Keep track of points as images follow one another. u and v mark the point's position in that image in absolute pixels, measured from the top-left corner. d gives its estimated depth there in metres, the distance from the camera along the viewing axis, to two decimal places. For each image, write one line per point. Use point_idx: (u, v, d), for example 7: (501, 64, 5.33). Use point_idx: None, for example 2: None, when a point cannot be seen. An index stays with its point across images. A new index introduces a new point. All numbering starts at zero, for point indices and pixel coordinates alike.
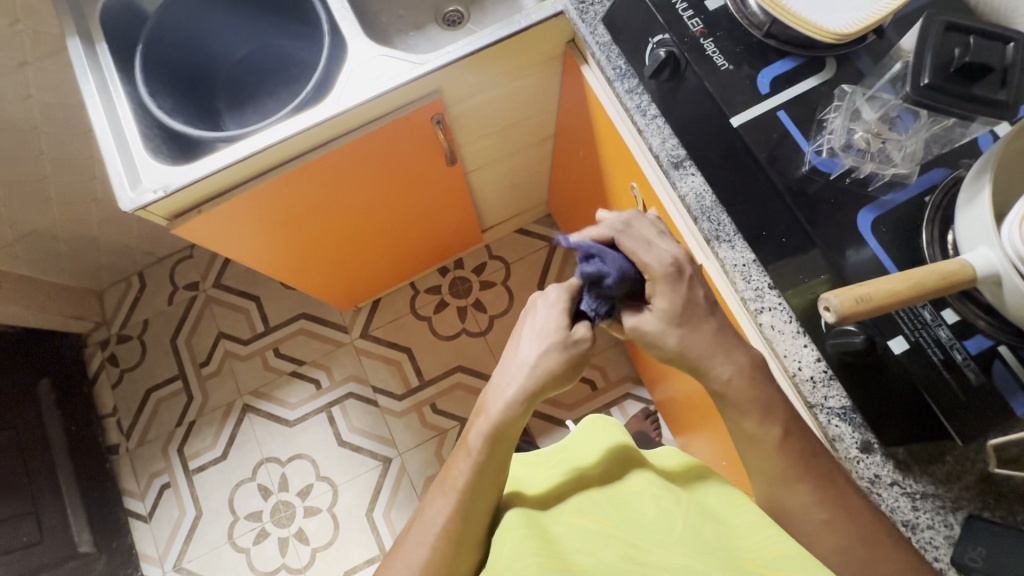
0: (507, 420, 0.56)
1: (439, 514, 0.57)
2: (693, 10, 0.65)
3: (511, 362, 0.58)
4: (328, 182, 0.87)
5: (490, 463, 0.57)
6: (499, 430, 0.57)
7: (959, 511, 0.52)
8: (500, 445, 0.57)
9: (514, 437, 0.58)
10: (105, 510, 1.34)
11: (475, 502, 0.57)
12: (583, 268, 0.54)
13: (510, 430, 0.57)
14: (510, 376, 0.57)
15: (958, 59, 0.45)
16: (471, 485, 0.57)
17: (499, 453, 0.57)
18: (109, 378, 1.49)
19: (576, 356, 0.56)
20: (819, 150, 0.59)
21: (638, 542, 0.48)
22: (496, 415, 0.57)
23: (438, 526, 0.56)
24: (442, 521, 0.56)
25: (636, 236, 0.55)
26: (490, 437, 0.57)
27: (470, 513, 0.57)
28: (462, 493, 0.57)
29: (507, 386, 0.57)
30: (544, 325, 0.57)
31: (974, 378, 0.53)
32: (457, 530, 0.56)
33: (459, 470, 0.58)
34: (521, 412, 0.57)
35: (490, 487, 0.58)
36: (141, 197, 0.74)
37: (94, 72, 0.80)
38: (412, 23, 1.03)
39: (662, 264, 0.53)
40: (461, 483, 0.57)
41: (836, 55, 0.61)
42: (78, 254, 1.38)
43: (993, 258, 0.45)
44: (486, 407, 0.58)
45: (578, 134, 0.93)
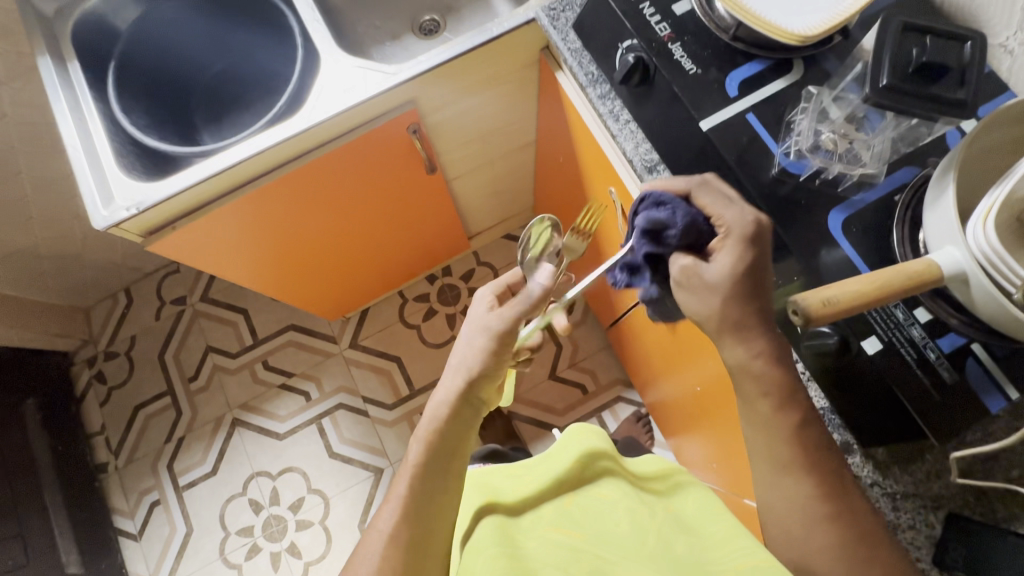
0: (447, 413, 0.58)
1: (385, 520, 0.55)
2: (660, 15, 0.66)
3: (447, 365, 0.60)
4: (306, 195, 0.86)
5: (433, 464, 0.57)
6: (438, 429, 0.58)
7: (940, 510, 0.52)
8: (440, 445, 0.58)
9: (454, 437, 0.58)
10: (94, 529, 1.32)
11: (421, 508, 0.55)
12: (651, 211, 0.53)
13: (447, 428, 0.58)
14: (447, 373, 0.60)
15: (915, 60, 0.46)
16: (414, 490, 0.56)
17: (441, 454, 0.57)
18: (96, 396, 1.47)
19: (509, 344, 0.58)
20: (788, 152, 0.59)
21: (608, 555, 0.49)
22: (433, 415, 0.59)
23: (385, 532, 0.55)
24: (390, 527, 0.55)
25: (716, 193, 0.53)
26: (430, 436, 0.58)
27: (417, 518, 0.55)
28: (405, 498, 0.56)
29: (442, 386, 0.59)
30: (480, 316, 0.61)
31: (948, 377, 0.52)
32: (404, 537, 0.54)
33: (402, 478, 0.57)
34: (456, 408, 0.58)
35: (436, 490, 0.56)
36: (114, 215, 0.73)
37: (66, 90, 0.80)
38: (390, 33, 1.03)
39: (742, 220, 0.51)
40: (403, 489, 0.56)
41: (803, 57, 0.62)
42: (62, 272, 1.37)
43: (959, 257, 0.45)
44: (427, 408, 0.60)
45: (556, 139, 0.93)
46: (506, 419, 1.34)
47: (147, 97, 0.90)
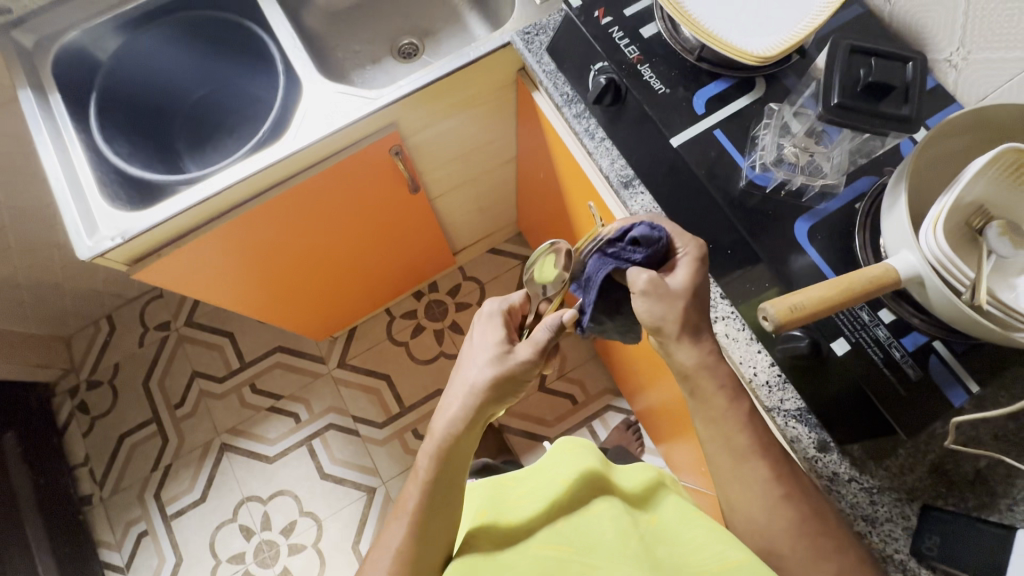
0: (454, 439, 0.57)
1: (395, 536, 0.57)
2: (629, 39, 0.69)
3: (458, 377, 0.59)
4: (292, 219, 0.87)
5: (443, 483, 0.57)
6: (448, 450, 0.57)
7: (914, 502, 0.54)
8: (451, 464, 0.58)
9: (465, 456, 0.58)
10: (80, 564, 1.29)
11: (430, 525, 0.57)
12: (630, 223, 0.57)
13: (457, 449, 0.57)
14: (455, 395, 0.58)
15: (863, 79, 0.49)
16: (423, 506, 0.57)
17: (451, 472, 0.57)
18: (79, 427, 1.45)
19: (517, 371, 0.56)
20: (754, 165, 0.62)
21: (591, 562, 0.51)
22: (443, 434, 0.57)
23: (392, 548, 0.56)
24: (396, 544, 0.56)
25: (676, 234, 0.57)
26: (440, 456, 0.57)
27: (426, 535, 0.56)
28: (414, 516, 0.57)
29: (454, 404, 0.57)
30: (484, 339, 0.59)
31: (913, 374, 0.55)
32: (409, 555, 0.56)
33: (411, 492, 0.58)
34: (470, 428, 0.57)
35: (445, 507, 0.57)
36: (99, 244, 0.73)
37: (48, 122, 0.80)
38: (369, 57, 1.05)
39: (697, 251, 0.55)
40: (413, 505, 0.57)
41: (765, 75, 0.65)
42: (43, 301, 1.36)
43: (914, 261, 0.48)
44: (434, 428, 0.59)
45: (536, 156, 0.96)
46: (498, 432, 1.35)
47: (129, 125, 0.91)
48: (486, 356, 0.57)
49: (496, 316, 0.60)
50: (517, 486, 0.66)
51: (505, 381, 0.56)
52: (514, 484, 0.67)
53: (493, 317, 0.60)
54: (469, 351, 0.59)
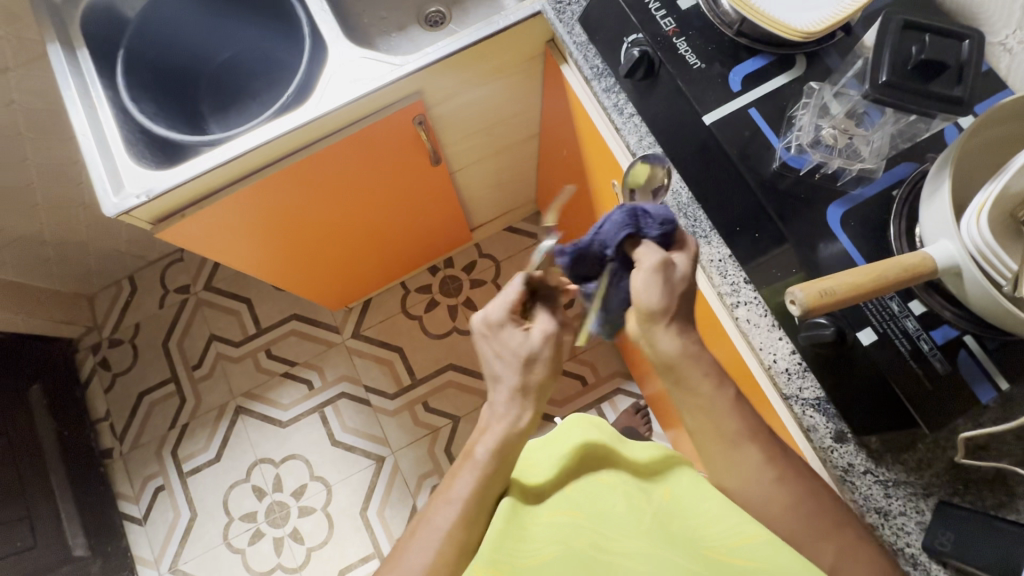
0: (520, 432, 0.56)
1: (443, 521, 0.54)
2: (666, 10, 0.67)
3: (507, 367, 0.56)
4: (313, 185, 0.87)
5: (498, 473, 0.56)
6: (506, 444, 0.56)
7: (930, 498, 0.53)
8: (507, 455, 0.56)
9: (519, 449, 0.57)
10: (100, 513, 1.34)
11: (481, 511, 0.56)
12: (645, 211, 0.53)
13: (515, 443, 0.56)
14: (513, 389, 0.56)
15: (915, 57, 0.47)
16: (476, 494, 0.55)
17: (506, 464, 0.56)
18: (101, 382, 1.49)
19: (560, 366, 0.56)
20: (789, 146, 0.60)
21: (607, 532, 0.50)
22: (500, 427, 0.56)
23: (441, 531, 0.54)
24: (447, 527, 0.54)
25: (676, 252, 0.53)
26: (499, 450, 0.55)
27: (478, 522, 0.55)
28: (466, 505, 0.55)
29: (504, 397, 0.56)
30: (516, 340, 0.55)
31: (941, 368, 0.54)
32: (460, 540, 0.54)
33: (461, 481, 0.56)
34: (527, 422, 0.56)
35: (495, 495, 0.57)
36: (124, 202, 0.74)
37: (77, 78, 0.81)
38: (395, 24, 1.03)
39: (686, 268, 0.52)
40: (465, 495, 0.55)
41: (805, 52, 0.63)
42: (68, 259, 1.38)
43: (953, 250, 0.47)
44: (493, 419, 0.57)
45: (559, 131, 0.94)
46: None
47: (155, 85, 0.91)
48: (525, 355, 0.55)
49: (506, 321, 0.56)
50: (528, 454, 0.67)
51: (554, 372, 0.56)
52: (526, 452, 0.68)
53: (503, 321, 0.56)
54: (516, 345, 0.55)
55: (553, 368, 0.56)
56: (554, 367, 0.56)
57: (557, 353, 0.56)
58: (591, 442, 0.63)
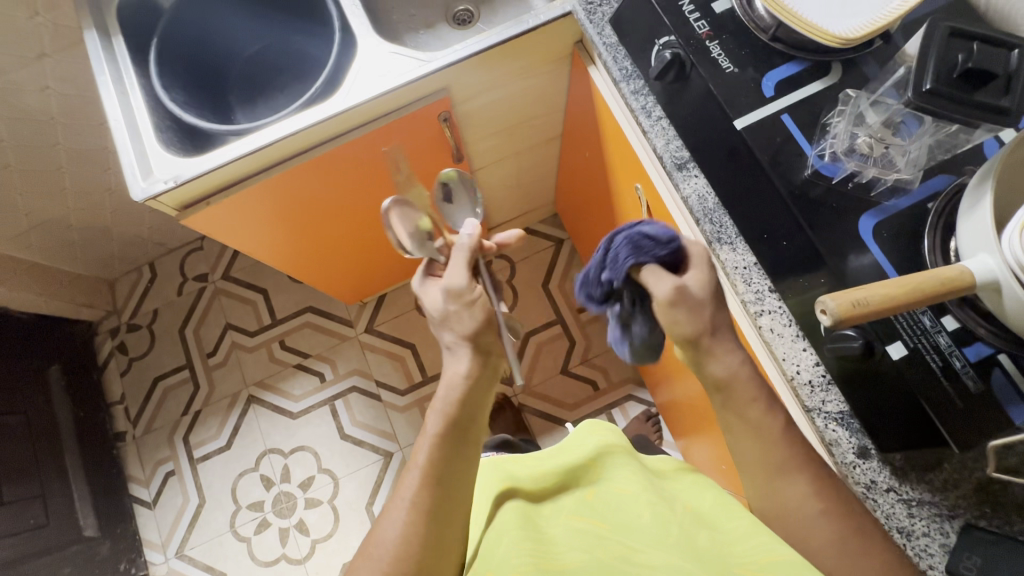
0: (466, 394, 0.55)
1: (407, 490, 0.54)
2: (699, 13, 0.66)
3: (447, 335, 0.57)
4: (337, 177, 0.88)
5: (456, 438, 0.55)
6: (456, 405, 0.55)
7: (956, 519, 0.51)
8: (461, 418, 0.56)
9: (472, 412, 0.56)
10: (111, 495, 1.36)
11: (442, 480, 0.55)
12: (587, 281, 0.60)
13: (465, 402, 0.55)
14: (457, 352, 0.56)
15: (961, 65, 0.46)
16: (434, 462, 0.55)
17: (459, 426, 0.55)
18: (117, 366, 1.51)
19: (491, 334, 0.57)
20: (822, 154, 0.59)
21: (632, 544, 0.50)
22: (447, 388, 0.55)
23: (407, 502, 0.54)
24: (410, 497, 0.54)
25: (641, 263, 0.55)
26: (448, 411, 0.55)
27: (442, 490, 0.54)
28: (426, 470, 0.55)
29: (452, 359, 0.56)
30: (433, 303, 0.59)
31: (973, 386, 0.53)
32: (425, 510, 0.53)
33: (420, 451, 0.56)
34: (475, 381, 0.56)
35: (455, 461, 0.55)
36: (152, 187, 0.75)
37: (110, 64, 0.82)
38: (423, 21, 1.04)
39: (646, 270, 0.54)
40: (424, 460, 0.55)
41: (842, 60, 0.62)
42: (92, 244, 1.40)
43: (993, 265, 0.45)
44: (440, 386, 0.56)
45: (583, 131, 0.93)
46: (516, 411, 1.35)
47: (186, 74, 0.92)
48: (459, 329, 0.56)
49: (442, 302, 0.58)
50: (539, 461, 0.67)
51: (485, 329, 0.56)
52: (539, 459, 0.68)
53: (442, 307, 0.58)
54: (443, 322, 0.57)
55: (487, 324, 0.56)
56: (485, 324, 0.56)
57: (483, 311, 0.57)
58: (607, 451, 0.63)
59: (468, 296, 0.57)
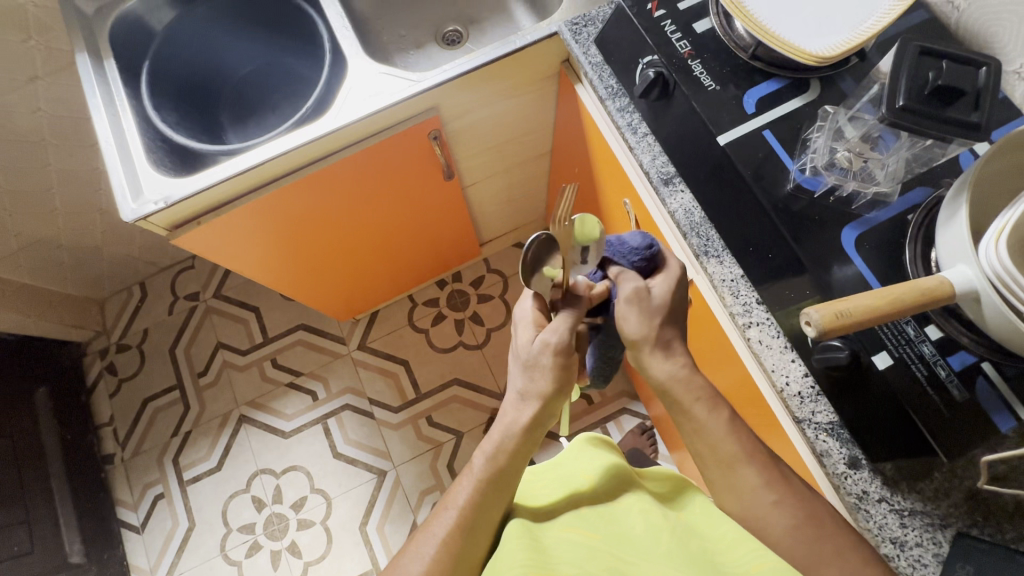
0: (516, 445, 0.56)
1: (440, 527, 0.55)
2: (681, 33, 0.68)
3: (513, 381, 0.57)
4: (329, 195, 0.88)
5: (498, 484, 0.56)
6: (507, 454, 0.56)
7: (948, 529, 0.52)
8: (508, 466, 0.57)
9: (519, 464, 0.57)
10: (98, 521, 1.33)
11: (475, 523, 0.56)
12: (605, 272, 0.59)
13: (514, 454, 0.56)
14: (519, 403, 0.57)
15: (931, 82, 0.47)
16: (472, 504, 0.56)
17: (503, 475, 0.57)
18: (106, 388, 1.49)
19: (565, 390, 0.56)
20: (803, 168, 0.61)
21: (625, 556, 0.50)
22: (500, 435, 0.57)
23: (437, 538, 0.55)
24: (443, 534, 0.55)
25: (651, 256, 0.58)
26: (498, 459, 0.56)
27: (472, 530, 0.56)
28: (462, 512, 0.56)
29: (510, 409, 0.57)
30: (526, 347, 0.56)
31: (958, 395, 0.53)
32: (454, 549, 0.55)
33: (460, 489, 0.57)
34: (530, 434, 0.57)
35: (492, 507, 0.56)
36: (142, 208, 0.75)
37: (102, 87, 0.82)
38: (413, 42, 1.05)
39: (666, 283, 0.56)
40: (463, 500, 0.56)
41: (820, 77, 0.64)
42: (81, 264, 1.40)
43: (971, 276, 0.46)
44: (492, 431, 0.58)
45: (572, 148, 0.95)
46: None
47: (178, 96, 0.93)
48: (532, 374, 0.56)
49: (534, 350, 0.55)
50: (537, 479, 0.67)
51: (553, 398, 0.55)
52: (537, 480, 0.67)
53: (532, 351, 0.56)
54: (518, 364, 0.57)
55: (555, 395, 0.55)
56: (555, 391, 0.55)
57: (562, 377, 0.55)
58: (605, 469, 0.62)
59: (564, 358, 0.54)
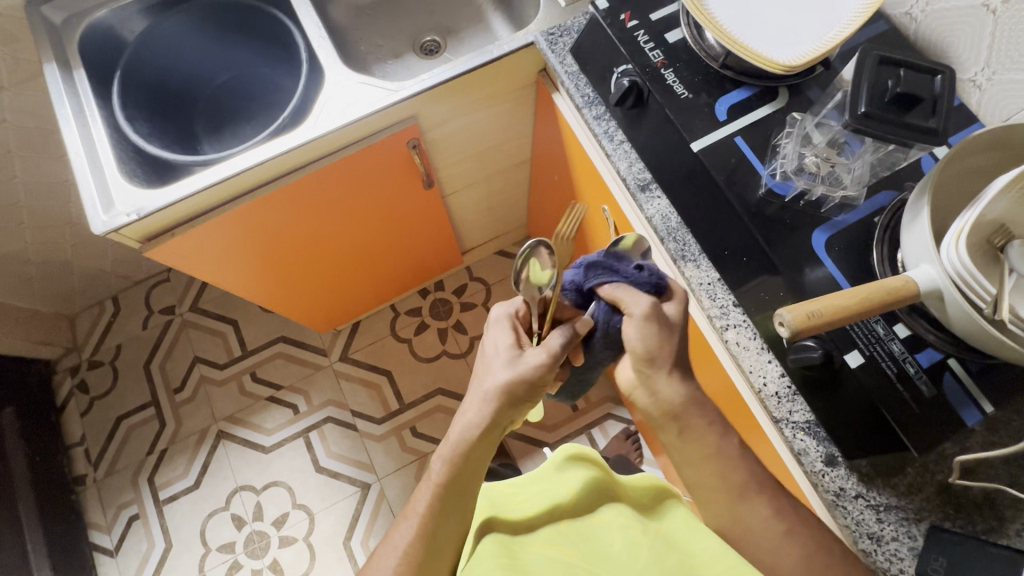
0: (469, 447, 0.56)
1: (403, 536, 0.57)
2: (654, 43, 0.69)
3: (477, 382, 0.57)
4: (306, 205, 0.87)
5: (454, 488, 0.57)
6: (462, 456, 0.56)
7: (922, 522, 0.53)
8: (463, 470, 0.57)
9: (476, 466, 0.57)
10: (69, 545, 1.28)
11: (437, 530, 0.57)
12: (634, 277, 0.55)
13: (468, 458, 0.56)
14: (473, 403, 0.56)
15: (891, 89, 0.49)
16: (432, 510, 0.57)
17: (461, 479, 0.57)
18: (77, 406, 1.45)
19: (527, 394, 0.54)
20: (774, 173, 0.62)
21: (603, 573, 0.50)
22: (456, 439, 0.56)
23: (401, 548, 0.57)
24: (405, 544, 0.57)
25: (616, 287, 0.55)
26: (452, 462, 0.56)
27: (434, 536, 0.57)
28: (423, 519, 0.57)
29: (468, 413, 0.56)
30: (497, 346, 0.57)
31: (927, 390, 0.55)
32: (417, 558, 0.56)
33: (421, 495, 0.58)
34: (486, 436, 0.56)
35: (452, 515, 0.57)
36: (114, 220, 0.74)
37: (71, 98, 0.81)
38: (391, 51, 1.06)
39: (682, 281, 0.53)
40: (422, 508, 0.57)
41: (787, 85, 0.65)
42: (50, 279, 1.36)
43: (934, 274, 0.48)
44: (448, 433, 0.57)
45: (550, 155, 0.96)
46: None
47: (151, 106, 0.92)
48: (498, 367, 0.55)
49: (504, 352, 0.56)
50: (520, 490, 0.67)
51: (508, 405, 0.54)
52: (517, 491, 0.67)
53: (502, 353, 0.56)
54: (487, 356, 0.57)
55: (509, 403, 0.54)
56: (512, 399, 0.54)
57: (526, 382, 0.54)
58: (585, 481, 0.62)
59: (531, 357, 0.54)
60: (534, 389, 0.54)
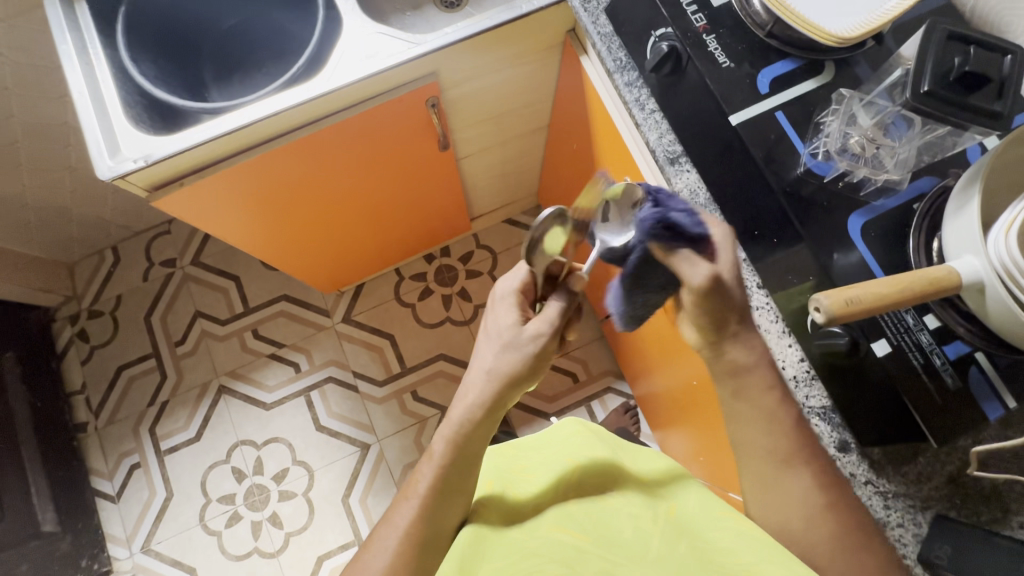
0: (469, 428, 0.56)
1: (403, 517, 0.56)
2: (697, 6, 0.66)
3: (476, 361, 0.58)
4: (318, 161, 0.84)
5: (455, 469, 0.57)
6: (462, 435, 0.57)
7: (928, 511, 0.53)
8: (464, 451, 0.57)
9: (477, 448, 0.58)
10: (71, 490, 1.29)
11: (440, 509, 0.57)
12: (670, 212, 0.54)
13: (470, 440, 0.57)
14: (474, 383, 0.57)
15: (957, 68, 0.47)
16: (434, 490, 0.57)
17: (462, 460, 0.57)
18: (77, 354, 1.44)
19: (527, 373, 0.56)
20: (815, 152, 0.60)
21: (615, 559, 0.51)
22: (458, 420, 0.57)
23: (401, 529, 0.56)
24: (406, 524, 0.56)
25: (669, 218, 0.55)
26: (454, 442, 0.57)
27: (437, 514, 0.57)
28: (425, 500, 0.57)
29: (469, 394, 0.57)
30: (496, 324, 0.59)
31: (951, 383, 0.54)
32: (417, 538, 0.56)
33: (422, 475, 0.58)
34: (484, 417, 0.57)
35: (456, 491, 0.58)
36: (120, 166, 0.71)
37: (74, 34, 0.77)
38: (410, 2, 1.00)
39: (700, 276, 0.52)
40: (424, 489, 0.57)
41: (835, 59, 0.62)
42: (49, 225, 1.32)
43: (978, 266, 0.47)
44: (449, 413, 0.58)
45: (572, 122, 0.92)
46: None
47: (157, 47, 0.87)
48: (500, 350, 0.57)
49: (506, 327, 0.57)
50: (525, 460, 0.68)
51: (511, 387, 0.55)
52: (521, 460, 0.68)
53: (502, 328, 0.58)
54: (490, 331, 0.59)
55: (509, 385, 0.56)
56: (515, 380, 0.56)
57: (529, 364, 0.56)
58: (593, 457, 0.63)
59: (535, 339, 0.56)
60: (532, 369, 0.56)
